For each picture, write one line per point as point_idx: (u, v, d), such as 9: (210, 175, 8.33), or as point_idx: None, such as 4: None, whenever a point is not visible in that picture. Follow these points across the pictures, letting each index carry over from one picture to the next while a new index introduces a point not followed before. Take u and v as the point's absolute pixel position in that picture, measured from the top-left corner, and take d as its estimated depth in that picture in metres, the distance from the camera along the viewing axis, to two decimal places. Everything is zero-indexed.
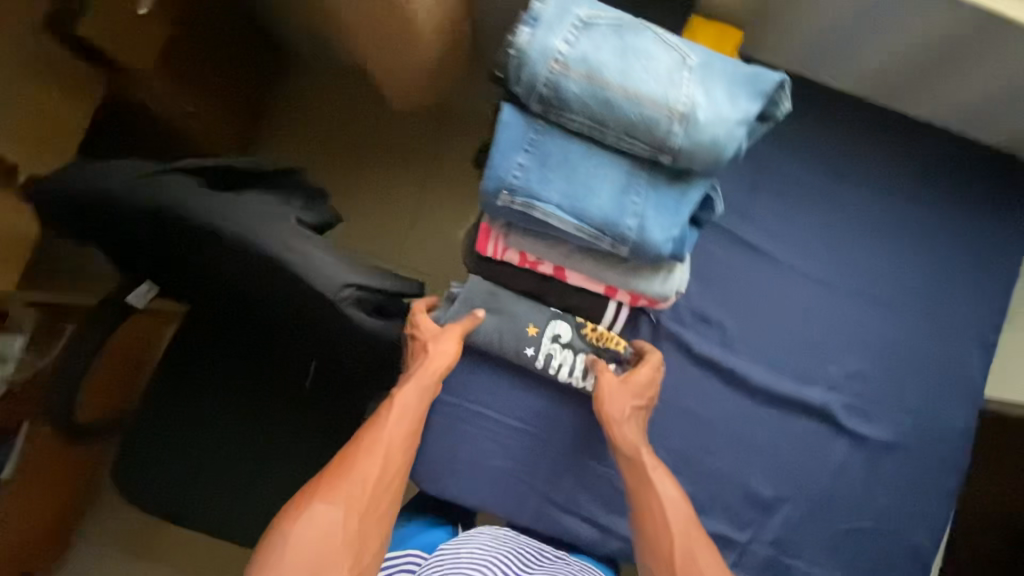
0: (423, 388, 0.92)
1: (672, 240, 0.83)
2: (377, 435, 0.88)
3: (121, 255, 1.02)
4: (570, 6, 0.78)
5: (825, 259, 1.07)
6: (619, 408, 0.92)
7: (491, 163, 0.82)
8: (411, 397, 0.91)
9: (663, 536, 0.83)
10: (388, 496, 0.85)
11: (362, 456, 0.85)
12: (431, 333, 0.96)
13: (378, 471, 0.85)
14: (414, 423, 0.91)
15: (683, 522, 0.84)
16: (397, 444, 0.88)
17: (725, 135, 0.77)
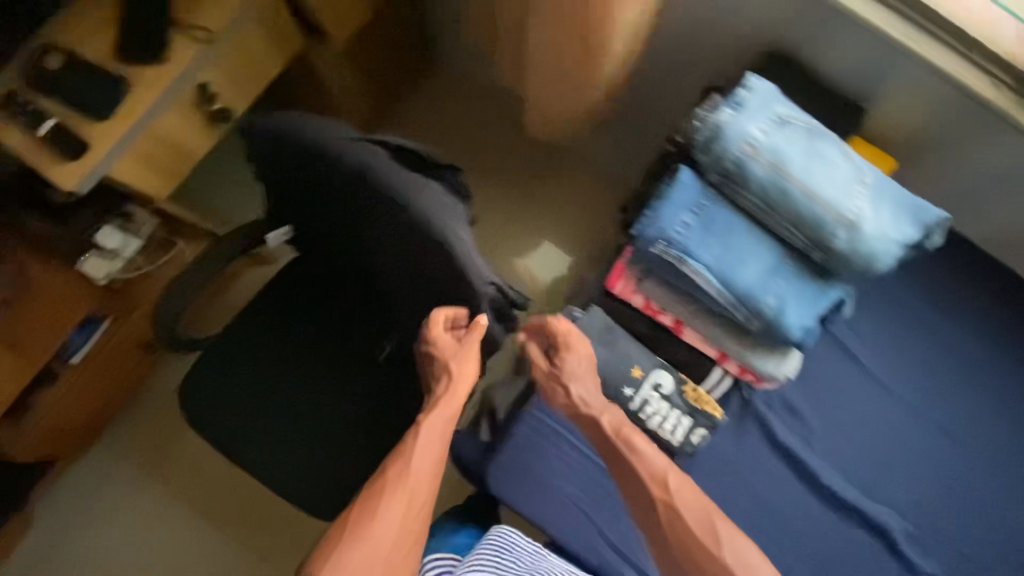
0: (447, 420, 1.08)
1: (803, 329, 0.89)
2: (406, 469, 1.01)
3: (287, 208, 1.19)
4: (772, 100, 0.86)
5: (918, 385, 1.10)
6: (562, 385, 0.95)
7: (659, 214, 0.89)
8: (435, 428, 1.07)
9: (646, 493, 0.86)
10: (416, 527, 0.98)
11: (392, 488, 0.98)
12: (450, 350, 1.10)
13: (406, 505, 0.97)
14: (439, 451, 1.06)
15: (666, 479, 0.85)
16: (425, 473, 1.02)
17: (883, 251, 0.83)
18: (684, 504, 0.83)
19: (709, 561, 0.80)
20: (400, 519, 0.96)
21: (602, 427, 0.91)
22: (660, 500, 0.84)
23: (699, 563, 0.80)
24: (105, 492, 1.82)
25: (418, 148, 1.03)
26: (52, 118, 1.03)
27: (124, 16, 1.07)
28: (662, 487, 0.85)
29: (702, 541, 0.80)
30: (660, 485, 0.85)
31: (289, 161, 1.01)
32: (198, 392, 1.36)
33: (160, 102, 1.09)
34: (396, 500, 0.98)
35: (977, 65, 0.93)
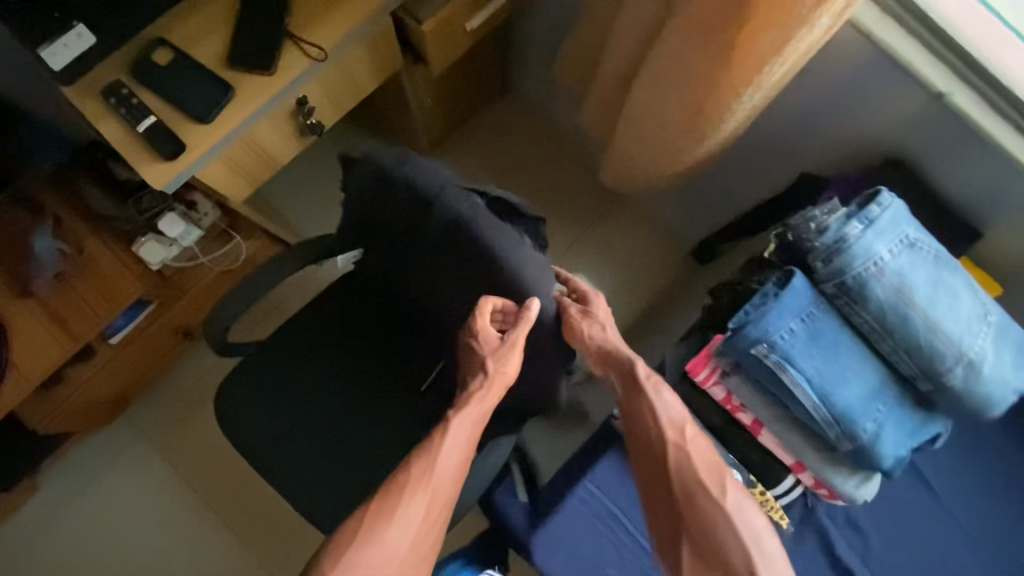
0: (475, 422, 0.97)
1: (896, 459, 0.85)
2: (429, 470, 0.92)
3: (362, 232, 1.16)
4: (903, 220, 0.83)
5: (997, 527, 1.00)
6: (597, 325, 0.99)
7: (765, 315, 0.85)
8: (463, 429, 0.96)
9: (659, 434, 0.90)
10: (431, 534, 0.91)
11: (413, 489, 0.91)
12: (490, 347, 0.95)
13: (425, 510, 0.90)
14: (464, 454, 0.96)
15: (683, 426, 0.90)
16: (447, 479, 0.93)
17: (998, 395, 0.80)
18: (696, 449, 0.87)
19: (710, 504, 0.83)
20: (416, 527, 0.89)
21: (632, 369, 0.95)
22: (673, 442, 0.88)
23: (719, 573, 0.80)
24: (114, 472, 1.77)
25: (510, 199, 0.97)
26: (152, 115, 1.01)
27: (240, 23, 1.06)
28: (678, 431, 0.89)
29: (707, 487, 0.84)
30: (676, 429, 0.89)
31: (387, 194, 0.99)
32: (235, 393, 1.32)
33: (259, 112, 1.06)
34: (414, 505, 0.90)
35: None
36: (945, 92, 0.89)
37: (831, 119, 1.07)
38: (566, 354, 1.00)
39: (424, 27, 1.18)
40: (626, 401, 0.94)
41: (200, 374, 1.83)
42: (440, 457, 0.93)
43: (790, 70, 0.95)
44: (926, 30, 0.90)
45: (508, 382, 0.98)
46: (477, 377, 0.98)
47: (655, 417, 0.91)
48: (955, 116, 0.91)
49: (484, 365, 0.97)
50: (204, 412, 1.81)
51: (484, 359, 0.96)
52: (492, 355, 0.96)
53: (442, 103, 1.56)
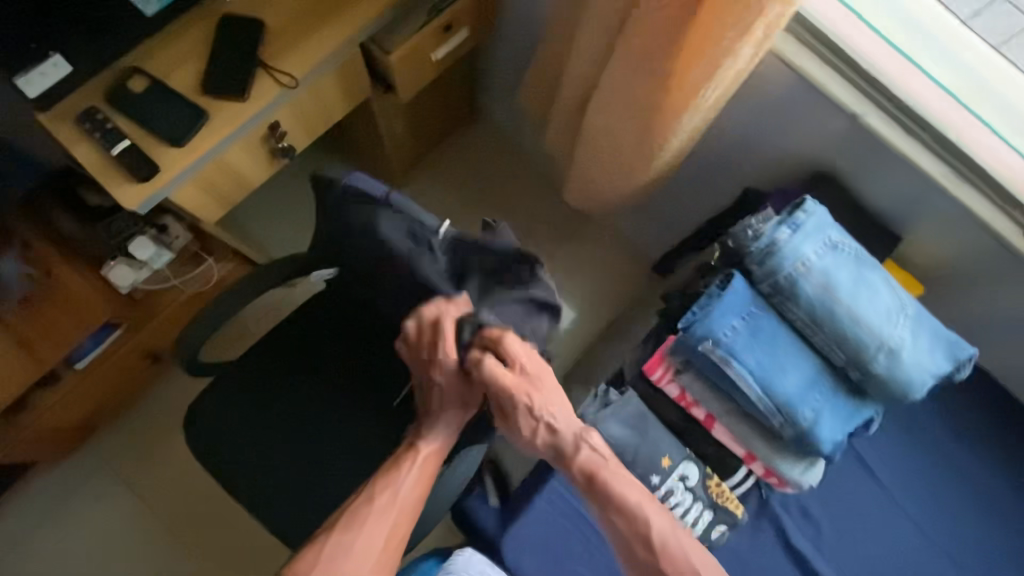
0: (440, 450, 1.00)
1: (834, 444, 0.92)
2: (394, 497, 0.94)
3: (333, 248, 1.20)
4: (827, 225, 0.92)
5: (926, 505, 1.11)
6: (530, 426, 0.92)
7: (709, 314, 0.93)
8: (430, 456, 0.98)
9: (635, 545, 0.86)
10: (390, 562, 0.91)
11: (373, 518, 0.92)
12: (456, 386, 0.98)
13: (385, 539, 0.91)
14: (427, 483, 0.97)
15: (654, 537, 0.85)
16: (409, 506, 0.95)
17: (918, 380, 0.88)
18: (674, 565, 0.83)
19: None
20: (376, 552, 0.90)
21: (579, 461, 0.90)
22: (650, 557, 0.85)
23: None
24: (76, 503, 1.72)
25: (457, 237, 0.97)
26: (127, 139, 1.05)
27: (214, 53, 1.11)
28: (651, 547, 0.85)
29: None
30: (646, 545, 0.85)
31: (352, 212, 1.03)
32: (204, 418, 1.32)
33: (233, 135, 1.11)
34: (375, 532, 0.91)
35: (1006, 213, 0.99)
36: (857, 113, 1.00)
37: (764, 138, 1.17)
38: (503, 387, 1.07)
39: (391, 57, 1.25)
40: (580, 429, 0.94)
41: (169, 399, 1.80)
42: (406, 483, 0.95)
43: (723, 93, 1.05)
44: (838, 58, 1.01)
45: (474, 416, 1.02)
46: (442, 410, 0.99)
47: (625, 535, 0.86)
48: (870, 133, 1.02)
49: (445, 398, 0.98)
50: (172, 438, 1.78)
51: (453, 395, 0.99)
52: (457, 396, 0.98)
53: (411, 128, 1.63)
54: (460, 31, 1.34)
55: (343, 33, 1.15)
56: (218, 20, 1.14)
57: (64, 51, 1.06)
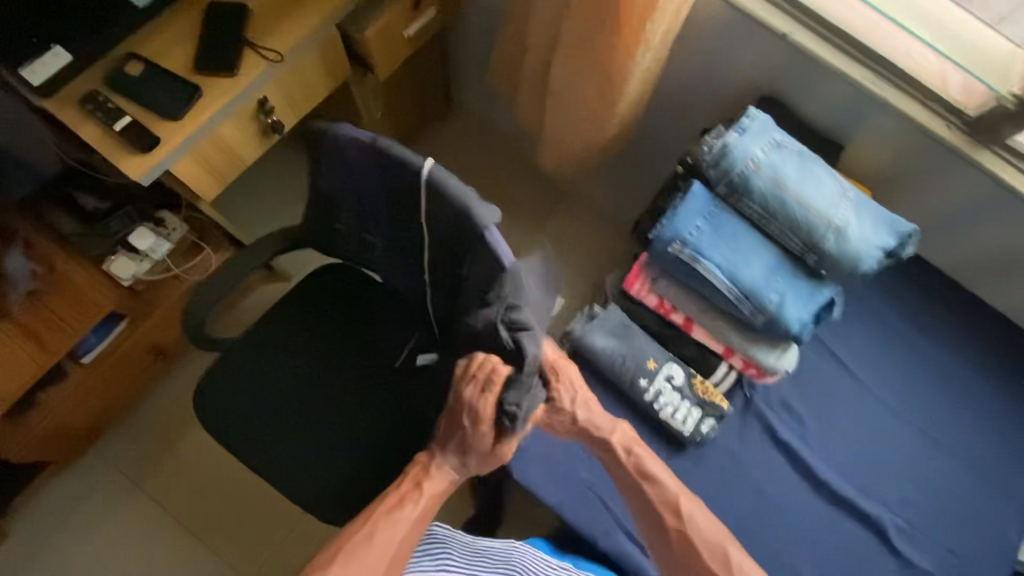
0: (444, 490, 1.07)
1: (801, 324, 1.01)
2: (394, 528, 1.02)
3: (329, 209, 1.29)
4: (770, 128, 1.02)
5: (896, 388, 1.19)
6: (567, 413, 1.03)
7: (675, 217, 1.03)
8: (434, 494, 1.06)
9: (660, 517, 0.99)
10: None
11: (371, 549, 1.00)
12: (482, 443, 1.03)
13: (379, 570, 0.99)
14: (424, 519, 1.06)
15: (677, 506, 0.99)
16: (406, 539, 1.03)
17: (867, 254, 0.97)
18: (695, 530, 0.97)
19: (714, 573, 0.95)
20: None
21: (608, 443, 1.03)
22: (674, 526, 0.98)
23: (691, 525, 0.98)
24: (89, 505, 1.75)
25: (438, 171, 1.03)
26: (128, 115, 1.13)
27: (204, 36, 1.21)
28: (675, 514, 0.98)
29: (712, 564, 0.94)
30: (671, 512, 0.99)
31: (349, 165, 1.14)
32: (216, 385, 1.44)
33: (226, 108, 1.20)
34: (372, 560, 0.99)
35: (931, 109, 1.10)
36: (786, 33, 1.12)
37: (711, 73, 1.29)
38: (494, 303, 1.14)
39: (366, 33, 1.35)
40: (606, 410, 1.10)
41: (175, 396, 1.84)
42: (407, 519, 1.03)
43: (668, 29, 1.17)
44: None
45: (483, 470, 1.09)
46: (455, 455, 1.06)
47: (654, 502, 1.00)
48: (803, 51, 1.13)
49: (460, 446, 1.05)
50: (179, 433, 1.81)
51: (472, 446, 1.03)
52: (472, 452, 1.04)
53: (389, 112, 1.74)
54: (428, 10, 1.46)
55: (322, 11, 1.26)
56: (205, 7, 1.24)
57: (63, 42, 1.15)
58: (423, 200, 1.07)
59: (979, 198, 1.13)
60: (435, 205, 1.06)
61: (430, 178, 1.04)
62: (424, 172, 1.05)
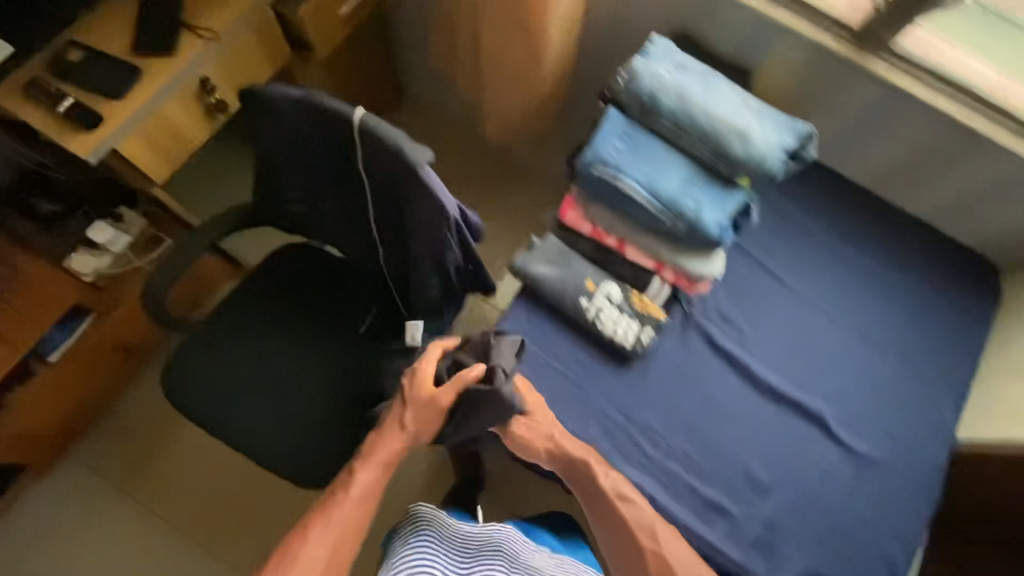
0: (389, 461, 1.06)
1: (720, 227, 1.07)
2: (340, 504, 1.02)
3: (277, 176, 1.35)
4: (672, 52, 1.11)
5: (824, 291, 1.27)
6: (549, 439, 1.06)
7: (595, 141, 1.10)
8: (378, 463, 1.06)
9: (636, 541, 1.02)
10: (342, 557, 0.98)
11: (317, 532, 0.98)
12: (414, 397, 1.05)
13: (331, 550, 0.97)
14: (373, 495, 1.05)
15: (654, 529, 1.02)
16: (354, 515, 1.01)
17: (771, 154, 1.05)
18: (673, 554, 1.00)
19: None
20: (325, 556, 0.96)
21: (587, 465, 1.05)
22: (651, 549, 1.01)
23: (665, 551, 1.00)
24: (70, 510, 1.74)
25: (371, 120, 1.10)
26: (71, 97, 1.19)
27: (142, 21, 1.27)
28: (652, 538, 1.01)
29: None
30: (651, 538, 1.01)
31: (288, 126, 1.20)
32: (185, 365, 1.47)
33: (168, 87, 1.26)
34: (320, 538, 0.97)
35: (821, 27, 1.20)
36: None
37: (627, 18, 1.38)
38: (437, 244, 1.19)
39: (301, 12, 1.42)
40: (576, 419, 1.13)
41: (147, 394, 1.85)
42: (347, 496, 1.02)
43: None
44: None
45: (421, 437, 1.09)
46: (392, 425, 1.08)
47: (630, 524, 1.02)
48: None
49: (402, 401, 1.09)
50: (153, 429, 1.82)
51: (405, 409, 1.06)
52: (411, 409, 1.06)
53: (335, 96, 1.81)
54: None
55: None
56: None
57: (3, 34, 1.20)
58: (359, 149, 1.14)
59: (875, 104, 1.22)
60: (371, 151, 1.12)
61: (363, 124, 1.10)
62: (356, 120, 1.11)
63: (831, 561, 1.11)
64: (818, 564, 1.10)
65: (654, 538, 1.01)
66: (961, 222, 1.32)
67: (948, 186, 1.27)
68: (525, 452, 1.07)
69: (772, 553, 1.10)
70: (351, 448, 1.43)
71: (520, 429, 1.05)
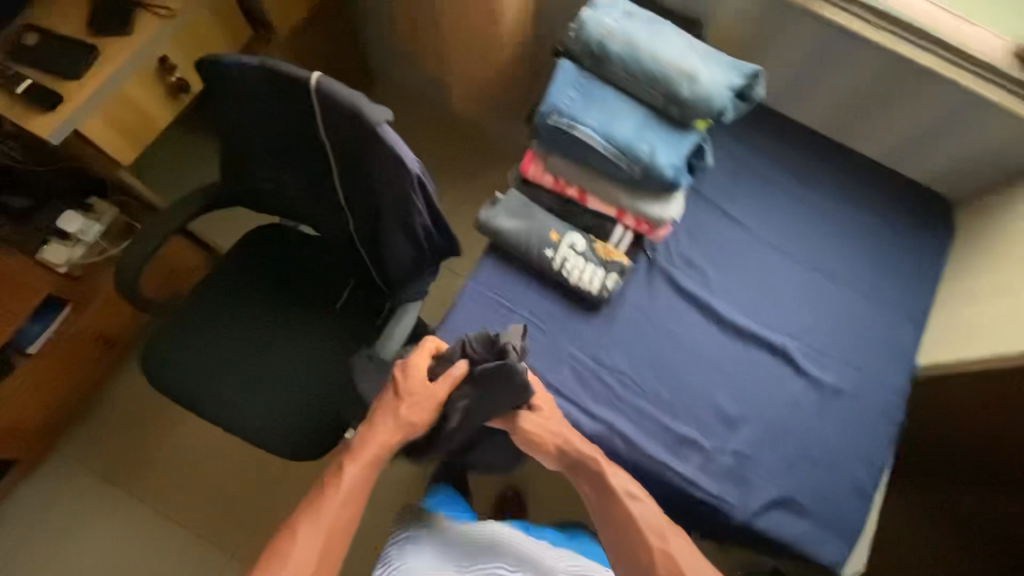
0: (379, 456, 1.02)
1: (674, 168, 1.11)
2: (326, 503, 0.98)
3: (242, 150, 1.36)
4: (619, 2, 1.15)
5: (783, 231, 1.30)
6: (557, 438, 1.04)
7: (549, 93, 1.13)
8: (370, 458, 1.01)
9: (643, 539, 0.97)
10: (332, 558, 0.96)
11: (304, 533, 0.95)
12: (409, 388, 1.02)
13: (317, 553, 0.94)
14: (361, 490, 1.01)
15: (661, 526, 0.98)
16: (342, 513, 0.98)
17: (718, 94, 1.08)
18: (680, 552, 0.95)
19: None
20: (312, 560, 0.93)
21: (590, 460, 1.03)
22: (658, 546, 0.96)
23: (670, 548, 0.95)
24: (59, 506, 1.73)
25: (329, 82, 1.12)
26: (30, 79, 1.19)
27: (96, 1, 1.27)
28: (659, 535, 0.97)
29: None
30: (658, 534, 0.97)
31: (247, 96, 1.21)
32: (164, 348, 1.47)
33: (128, 67, 1.27)
34: (306, 540, 0.95)
35: None
36: None
37: None
38: (401, 205, 1.21)
39: None
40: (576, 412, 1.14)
41: (130, 385, 1.84)
42: (334, 491, 0.98)
43: None
44: None
45: (419, 429, 1.04)
46: (384, 416, 1.02)
47: (637, 522, 0.99)
48: None
49: (395, 394, 1.03)
50: (137, 419, 1.81)
51: (399, 401, 1.02)
52: (408, 399, 1.02)
53: None
54: None
55: None
56: None
57: None
58: (319, 113, 1.15)
59: (820, 44, 1.26)
60: (330, 114, 1.14)
61: (320, 87, 1.11)
62: (313, 83, 1.12)
63: (802, 486, 1.15)
64: (789, 490, 1.14)
65: (658, 533, 0.98)
66: (911, 158, 1.36)
67: (898, 123, 1.31)
68: (533, 447, 1.04)
69: (744, 481, 1.14)
70: (333, 418, 1.43)
71: (531, 426, 1.03)
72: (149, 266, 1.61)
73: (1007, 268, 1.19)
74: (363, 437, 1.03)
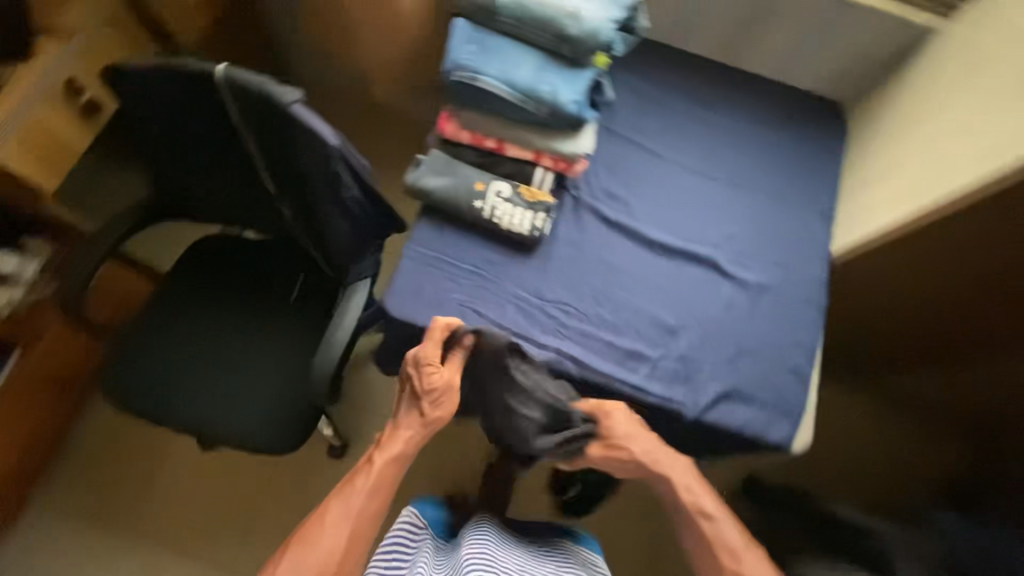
0: (406, 456, 1.06)
1: (577, 104, 1.19)
2: (350, 494, 0.99)
3: (164, 158, 1.37)
4: None
5: (692, 152, 1.40)
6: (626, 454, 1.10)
7: (449, 51, 1.20)
8: (395, 454, 1.04)
9: (713, 552, 1.04)
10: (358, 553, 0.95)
11: (331, 526, 0.96)
12: (427, 387, 1.06)
13: (343, 541, 0.94)
14: (387, 485, 1.02)
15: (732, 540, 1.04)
16: (369, 506, 0.99)
17: (602, 26, 1.17)
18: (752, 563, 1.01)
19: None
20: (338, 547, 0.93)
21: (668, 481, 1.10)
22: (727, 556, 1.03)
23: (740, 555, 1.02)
24: (44, 560, 1.69)
25: (237, 70, 1.15)
26: None
27: None
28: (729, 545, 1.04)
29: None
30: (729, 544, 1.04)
31: (158, 98, 1.23)
32: (123, 365, 1.46)
33: (30, 93, 1.29)
34: (330, 530, 0.95)
35: None
36: None
37: None
38: (328, 181, 1.24)
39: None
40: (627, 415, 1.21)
41: (95, 424, 1.81)
42: (360, 480, 1.00)
43: None
44: None
45: (443, 422, 1.08)
46: (409, 416, 1.08)
47: (707, 536, 1.05)
48: None
49: (414, 394, 1.08)
50: (106, 455, 1.79)
51: (422, 402, 1.06)
52: (427, 396, 1.06)
53: None
54: None
55: None
56: None
57: None
58: (231, 102, 1.18)
59: None
60: (242, 102, 1.17)
61: (227, 75, 1.14)
62: (219, 73, 1.14)
63: (745, 377, 1.23)
64: (734, 383, 1.22)
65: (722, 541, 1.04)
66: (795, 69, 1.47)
67: (778, 37, 1.42)
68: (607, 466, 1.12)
69: (690, 381, 1.22)
70: (304, 406, 1.44)
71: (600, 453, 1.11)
72: (93, 296, 1.62)
73: (891, 153, 1.31)
74: (390, 437, 1.07)
